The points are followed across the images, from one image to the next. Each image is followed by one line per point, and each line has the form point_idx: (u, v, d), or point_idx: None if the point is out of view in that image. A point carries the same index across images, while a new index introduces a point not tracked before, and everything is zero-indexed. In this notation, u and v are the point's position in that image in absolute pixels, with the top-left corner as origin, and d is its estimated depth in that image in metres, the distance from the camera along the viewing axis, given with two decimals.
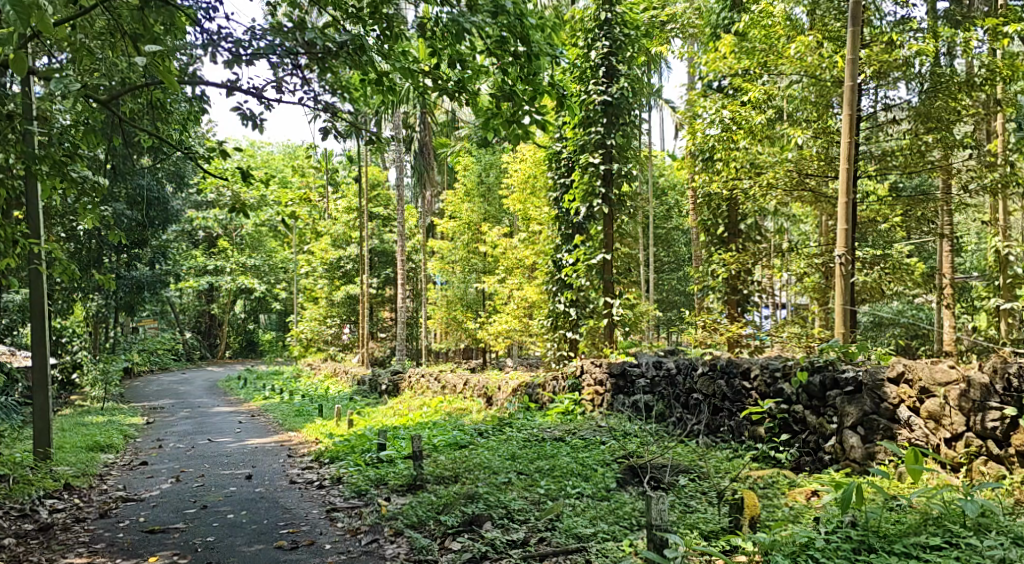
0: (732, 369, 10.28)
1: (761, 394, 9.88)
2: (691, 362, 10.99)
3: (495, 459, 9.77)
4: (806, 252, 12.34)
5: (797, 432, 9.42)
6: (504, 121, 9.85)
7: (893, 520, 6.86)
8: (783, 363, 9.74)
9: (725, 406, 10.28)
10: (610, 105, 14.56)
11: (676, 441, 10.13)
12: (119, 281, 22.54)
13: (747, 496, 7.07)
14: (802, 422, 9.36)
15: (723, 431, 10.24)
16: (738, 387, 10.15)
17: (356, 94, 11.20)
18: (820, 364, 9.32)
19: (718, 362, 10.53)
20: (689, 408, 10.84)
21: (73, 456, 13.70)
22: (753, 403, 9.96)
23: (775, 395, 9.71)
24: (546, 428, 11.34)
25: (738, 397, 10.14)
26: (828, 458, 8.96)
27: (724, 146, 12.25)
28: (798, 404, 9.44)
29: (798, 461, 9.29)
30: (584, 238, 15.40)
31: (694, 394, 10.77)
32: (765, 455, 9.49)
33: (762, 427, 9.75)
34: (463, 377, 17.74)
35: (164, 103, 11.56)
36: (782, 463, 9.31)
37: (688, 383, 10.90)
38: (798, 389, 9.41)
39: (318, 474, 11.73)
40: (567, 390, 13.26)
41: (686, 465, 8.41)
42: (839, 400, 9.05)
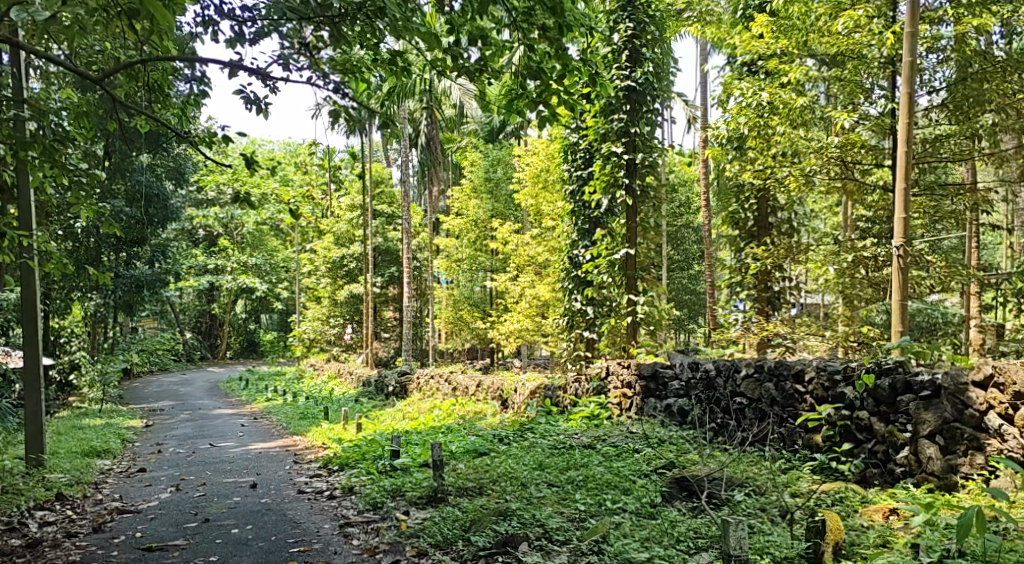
0: (782, 371, 9.57)
1: (817, 399, 9.18)
2: (731, 363, 10.24)
3: (523, 469, 9.03)
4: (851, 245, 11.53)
5: (862, 441, 8.73)
6: (531, 101, 9.13)
7: (1007, 548, 6.25)
8: (842, 365, 9.04)
9: (773, 411, 9.57)
10: (633, 91, 13.83)
11: (720, 449, 9.38)
12: (118, 280, 21.83)
13: (831, 520, 6.40)
14: (867, 430, 8.68)
15: (772, 439, 9.52)
16: (790, 391, 9.46)
17: (368, 76, 10.52)
18: (889, 366, 8.63)
19: (765, 364, 9.80)
20: (730, 413, 10.09)
21: (67, 462, 12.96)
22: (808, 408, 9.26)
23: (835, 400, 9.01)
24: (572, 434, 10.59)
25: (790, 402, 9.44)
26: (900, 471, 8.30)
27: (759, 132, 11.54)
28: (862, 410, 8.76)
29: (864, 474, 8.60)
30: (605, 233, 14.68)
31: (737, 398, 10.02)
32: (823, 467, 8.77)
33: (819, 435, 9.05)
34: (476, 378, 16.96)
35: (161, 86, 10.81)
36: (845, 476, 8.63)
37: (729, 387, 10.15)
38: (863, 394, 8.73)
39: (328, 482, 10.99)
40: (590, 393, 12.49)
41: (738, 477, 7.65)
42: (913, 406, 8.36)
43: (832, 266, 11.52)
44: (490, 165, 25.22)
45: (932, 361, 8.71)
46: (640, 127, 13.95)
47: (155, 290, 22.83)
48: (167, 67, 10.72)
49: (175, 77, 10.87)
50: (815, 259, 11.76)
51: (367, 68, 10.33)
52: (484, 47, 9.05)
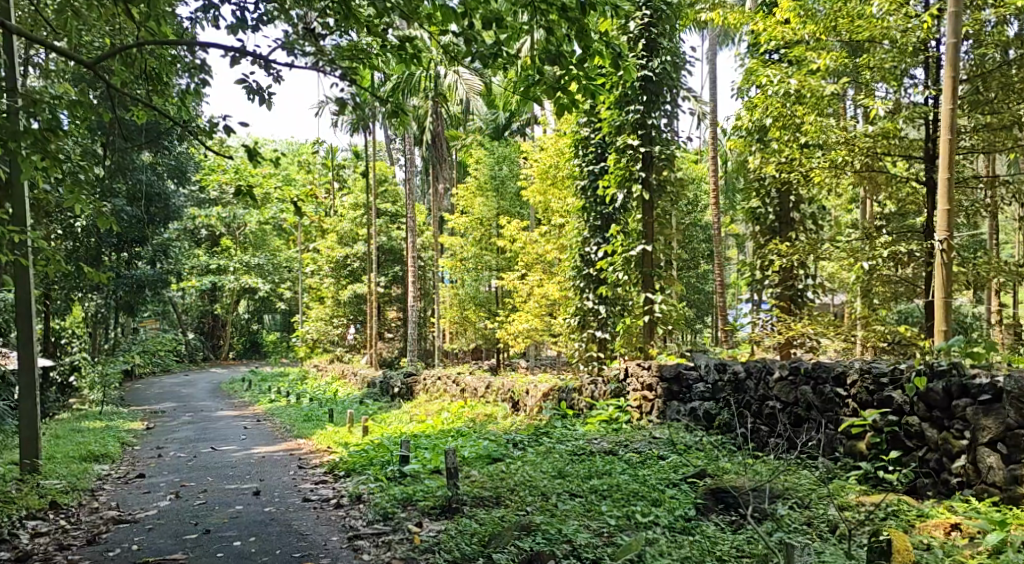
0: (821, 373, 9.05)
1: (861, 403, 8.65)
2: (763, 365, 9.72)
3: (542, 477, 8.51)
4: (887, 240, 10.97)
5: (912, 449, 8.22)
6: (549, 88, 8.65)
7: None
8: (888, 367, 8.51)
9: (811, 416, 9.05)
10: (650, 81, 13.29)
11: (753, 456, 8.85)
12: (118, 280, 21.32)
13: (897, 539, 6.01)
14: (918, 438, 8.17)
15: (810, 446, 9.00)
16: (829, 395, 8.93)
17: (377, 63, 9.98)
18: (942, 369, 8.09)
19: (801, 365, 9.28)
20: (762, 418, 9.56)
21: (64, 467, 12.48)
22: (850, 413, 8.73)
23: (880, 404, 8.49)
24: (592, 438, 10.08)
25: (830, 407, 8.91)
26: (956, 482, 7.81)
27: (786, 121, 11.03)
28: (913, 416, 8.24)
29: (914, 485, 8.09)
30: (621, 229, 14.15)
31: (769, 402, 9.50)
32: (868, 475, 8.24)
33: (863, 442, 8.54)
34: (485, 379, 16.42)
35: (159, 74, 10.30)
36: (895, 486, 8.11)
37: (761, 390, 9.63)
38: (914, 398, 8.20)
39: (334, 490, 10.49)
40: (608, 395, 11.94)
41: (777, 488, 7.15)
42: (970, 412, 7.83)
43: (866, 262, 10.98)
44: (497, 162, 24.64)
45: (987, 362, 8.17)
46: (658, 119, 13.42)
47: (156, 290, 22.34)
48: (166, 55, 10.23)
49: (174, 64, 10.38)
50: (847, 255, 11.21)
51: (374, 55, 9.82)
52: (499, 30, 8.52)
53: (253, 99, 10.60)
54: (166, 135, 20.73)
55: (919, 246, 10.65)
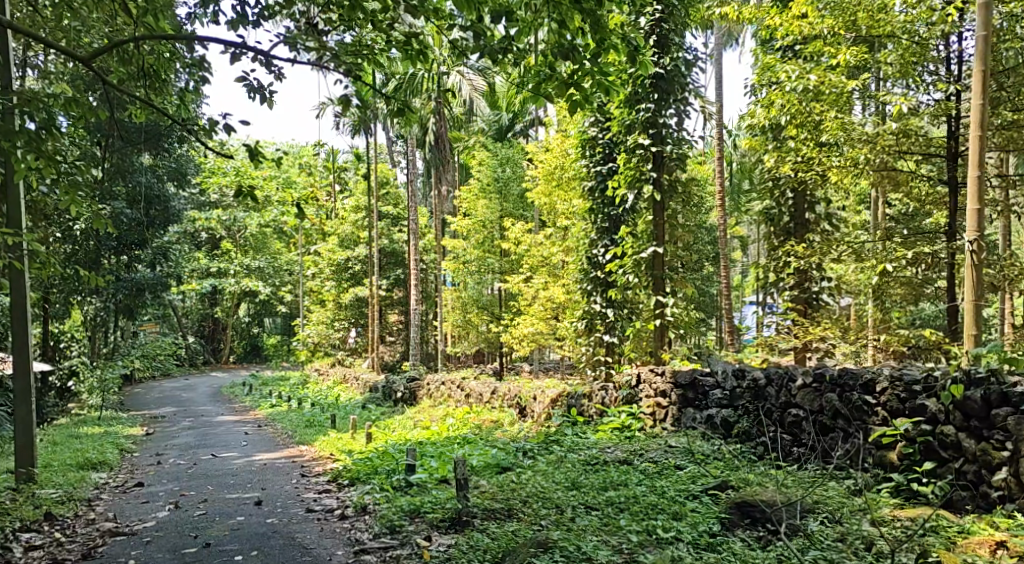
0: (848, 380, 8.73)
1: (891, 412, 8.33)
2: (785, 372, 9.40)
3: (555, 489, 8.19)
4: (911, 242, 10.62)
5: (947, 460, 7.91)
6: (561, 84, 8.37)
7: None
8: (921, 375, 8.21)
9: (837, 425, 8.72)
10: (661, 79, 12.97)
11: (777, 466, 8.52)
12: (118, 283, 21.00)
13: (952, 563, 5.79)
14: (954, 448, 7.86)
15: (836, 456, 8.67)
16: (857, 403, 8.60)
17: (383, 59, 9.65)
18: (979, 376, 7.78)
19: (826, 373, 8.96)
20: (783, 427, 9.24)
21: (60, 476, 12.14)
22: (880, 422, 8.41)
23: (913, 413, 8.18)
24: (605, 447, 9.75)
25: (858, 415, 8.58)
26: (997, 495, 7.49)
27: (804, 119, 10.71)
28: (948, 425, 7.93)
29: (951, 498, 7.77)
30: (630, 231, 13.83)
31: (791, 410, 9.17)
32: (900, 488, 7.93)
33: (894, 452, 8.23)
34: (490, 384, 16.10)
35: (157, 70, 9.98)
36: (929, 499, 7.79)
37: (782, 397, 9.31)
38: (949, 407, 7.89)
39: (339, 500, 10.16)
40: (619, 402, 11.60)
41: (805, 502, 6.84)
42: (1011, 422, 7.52)
43: (890, 263, 10.59)
44: (499, 164, 24.32)
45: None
46: (669, 117, 13.09)
47: (156, 294, 22.00)
48: (165, 51, 9.92)
49: (173, 61, 10.07)
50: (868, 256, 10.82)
51: (381, 51, 9.50)
52: (511, 24, 8.22)
53: (253, 98, 10.29)
54: (166, 136, 20.41)
55: (946, 248, 10.31)
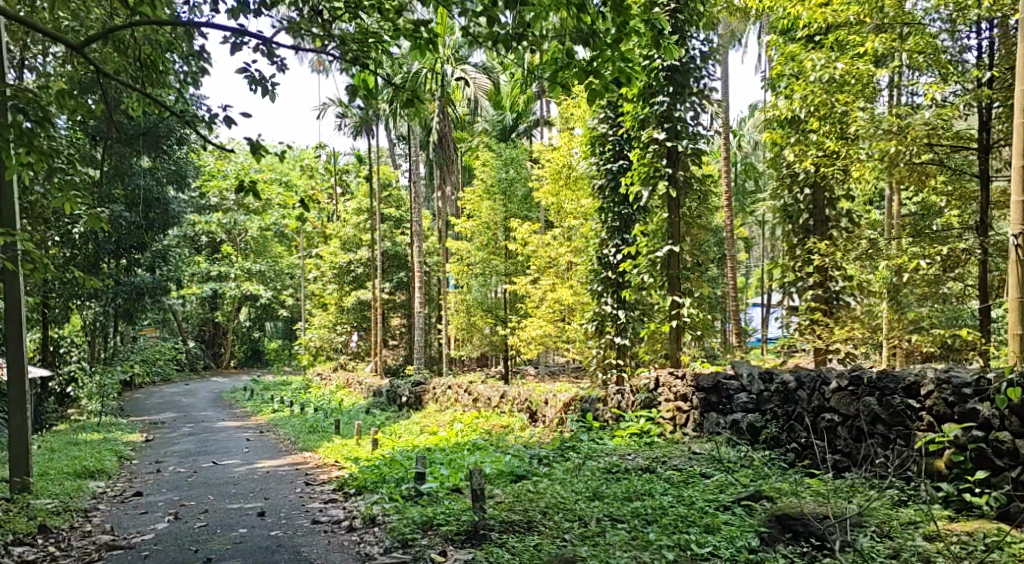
0: (888, 383, 8.32)
1: (938, 417, 7.92)
2: (817, 375, 9.00)
3: (576, 499, 7.76)
4: (946, 236, 10.11)
5: (1003, 468, 7.45)
6: (581, 71, 7.97)
7: None
8: (972, 378, 7.78)
9: (877, 430, 8.30)
10: (676, 71, 12.55)
11: (814, 474, 8.07)
12: (117, 287, 20.54)
13: None
14: (1011, 456, 7.40)
15: (877, 464, 8.21)
16: (900, 407, 8.19)
17: (392, 49, 9.23)
18: None
19: (863, 375, 8.56)
20: (816, 432, 8.81)
21: (56, 485, 11.71)
22: (926, 428, 7.99)
23: (963, 418, 7.75)
24: (625, 453, 9.33)
25: (899, 420, 8.17)
26: None
27: (829, 111, 10.28)
28: (1002, 431, 7.49)
29: (1006, 508, 7.30)
30: (645, 229, 13.40)
31: (825, 415, 8.75)
32: (948, 498, 7.50)
33: (943, 460, 7.78)
34: (498, 388, 15.65)
35: (155, 62, 9.59)
36: (984, 510, 7.31)
37: (814, 401, 8.90)
38: (1003, 411, 7.45)
39: (346, 511, 9.76)
40: (637, 406, 11.15)
41: (848, 514, 6.45)
42: None
43: (924, 259, 9.90)
44: (503, 165, 23.93)
45: None
46: (684, 111, 12.64)
47: (156, 298, 21.58)
48: (164, 42, 9.49)
49: (171, 51, 9.67)
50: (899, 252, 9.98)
51: (389, 40, 9.08)
52: (525, 9, 7.78)
53: (255, 91, 9.99)
54: (166, 138, 19.98)
55: (985, 243, 9.83)
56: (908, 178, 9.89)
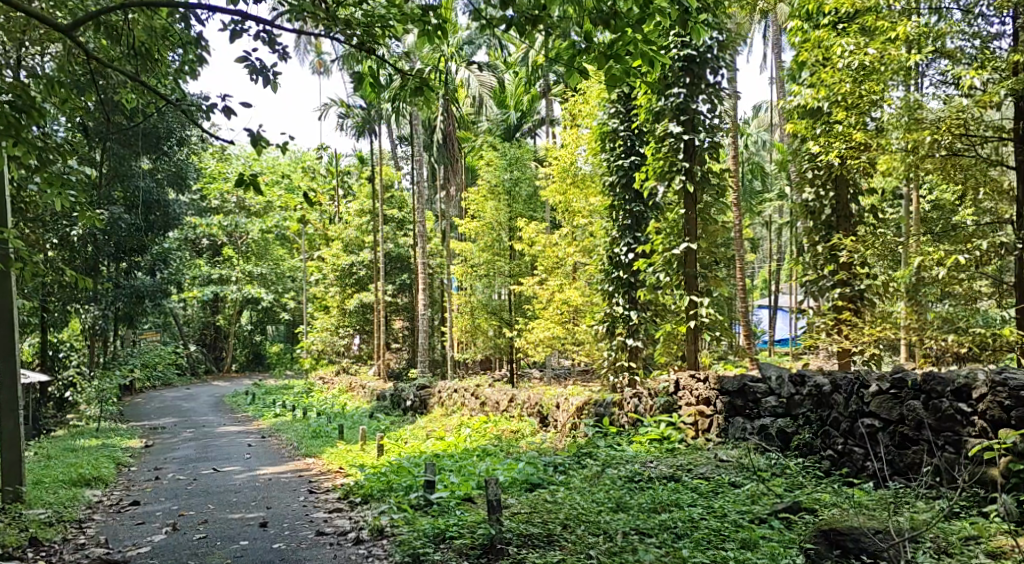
0: (936, 386, 7.86)
1: (991, 422, 7.46)
2: (854, 378, 8.53)
3: (598, 511, 7.29)
4: (985, 232, 9.62)
5: None
6: (599, 56, 7.47)
7: None
8: None
9: (924, 436, 7.83)
10: (694, 62, 12.08)
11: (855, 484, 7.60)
12: (117, 290, 20.10)
13: None
14: None
15: (924, 472, 7.75)
16: (949, 412, 7.73)
17: (399, 35, 8.72)
18: None
19: (907, 378, 8.10)
20: (854, 439, 8.33)
21: (51, 494, 11.25)
22: (977, 434, 7.53)
23: (1019, 424, 7.29)
24: (647, 460, 8.86)
25: (949, 426, 7.72)
26: None
27: (857, 99, 9.84)
28: None
29: None
30: (660, 227, 12.93)
31: (864, 420, 8.27)
32: (1008, 511, 7.02)
33: (997, 468, 7.31)
34: (507, 392, 15.17)
35: (150, 51, 9.14)
36: None
37: (852, 406, 8.43)
38: None
39: (352, 522, 9.30)
40: (656, 410, 10.69)
41: (900, 529, 6.01)
42: None
43: (963, 254, 9.40)
44: (508, 166, 22.78)
45: None
46: (702, 103, 12.14)
47: (156, 302, 21.12)
48: (158, 29, 9.03)
49: (166, 40, 9.22)
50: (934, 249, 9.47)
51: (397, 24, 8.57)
52: None
53: (256, 81, 9.55)
54: (165, 138, 19.54)
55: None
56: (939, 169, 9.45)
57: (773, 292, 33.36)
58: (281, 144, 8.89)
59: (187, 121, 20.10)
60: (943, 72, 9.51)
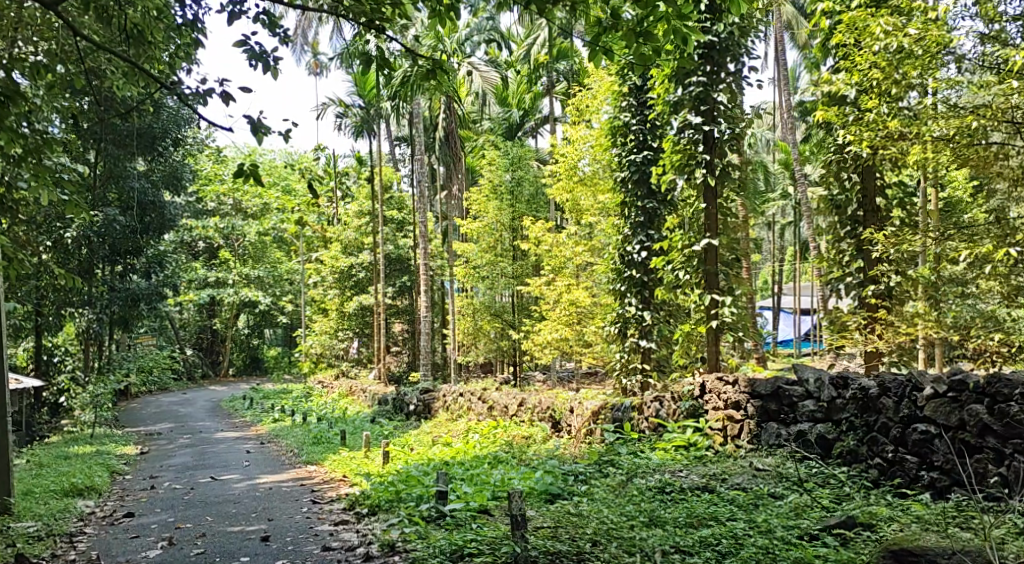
0: (999, 390, 7.51)
1: None
2: (905, 380, 8.18)
3: (629, 526, 6.76)
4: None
5: None
6: (627, 32, 6.96)
7: None
8: None
9: (988, 445, 7.50)
10: (713, 49, 11.60)
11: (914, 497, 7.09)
12: (112, 294, 19.51)
13: None
14: None
15: (989, 483, 7.42)
16: (1014, 418, 7.39)
17: (408, 13, 8.16)
18: None
19: (967, 381, 7.75)
20: (905, 446, 8.00)
21: (42, 505, 10.69)
22: None
23: None
24: (676, 469, 8.37)
25: (1014, 433, 7.39)
26: None
27: (894, 86, 9.37)
28: None
29: None
30: (677, 222, 12.44)
31: (918, 426, 7.93)
32: None
33: None
34: (516, 396, 14.62)
35: (143, 35, 8.60)
36: None
37: (903, 411, 8.08)
38: None
39: (360, 534, 8.76)
40: (680, 415, 10.24)
41: (976, 549, 5.51)
42: None
43: (1009, 246, 8.87)
44: (510, 165, 22.24)
45: None
46: (723, 92, 11.63)
47: (152, 305, 20.54)
48: (151, 11, 8.50)
49: (161, 23, 8.71)
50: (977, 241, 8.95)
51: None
52: None
53: (256, 68, 9.09)
54: (161, 139, 18.94)
55: None
56: (973, 164, 9.12)
57: (775, 292, 32.78)
58: (282, 133, 8.38)
59: (184, 121, 19.51)
60: (984, 54, 9.01)
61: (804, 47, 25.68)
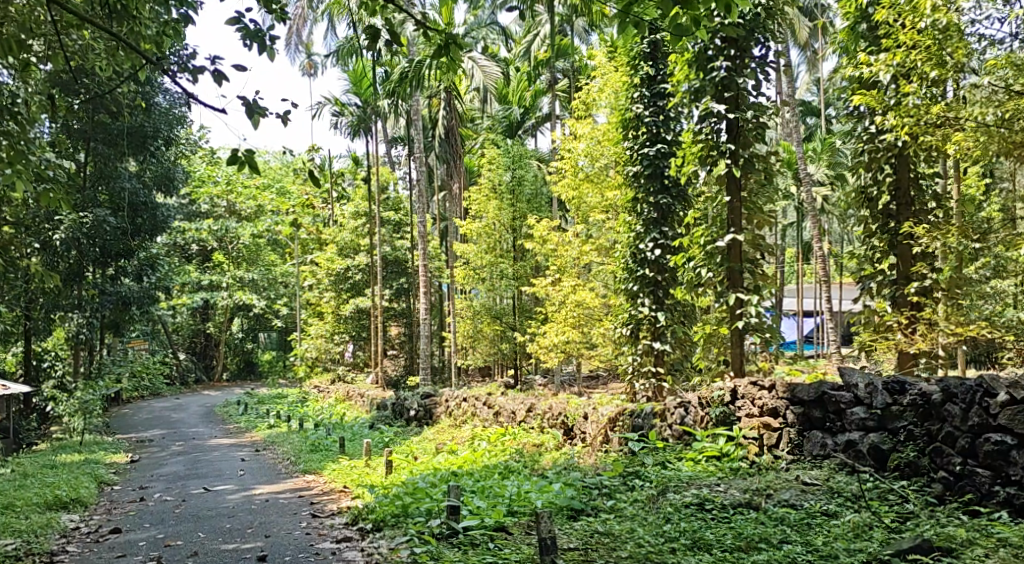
0: None
1: None
2: (974, 385, 7.57)
3: (671, 551, 6.29)
4: None
5: None
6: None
7: None
8: None
9: None
10: (737, 34, 10.91)
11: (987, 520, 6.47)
12: (101, 297, 18.33)
13: None
14: None
15: None
16: None
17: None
18: None
19: None
20: (975, 457, 7.49)
21: (22, 520, 9.96)
22: None
23: None
24: (712, 483, 7.74)
25: None
26: None
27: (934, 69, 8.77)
28: None
29: None
30: (697, 218, 11.78)
31: (990, 436, 7.38)
32: None
33: None
34: (523, 401, 13.89)
35: (129, 11, 7.91)
36: None
37: (973, 419, 7.52)
38: None
39: (365, 554, 8.06)
40: (710, 423, 9.63)
41: None
42: None
43: None
44: (511, 164, 21.54)
45: None
46: (747, 78, 11.00)
47: (145, 309, 19.58)
48: None
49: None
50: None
51: None
52: None
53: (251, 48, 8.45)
54: (153, 138, 18.15)
55: None
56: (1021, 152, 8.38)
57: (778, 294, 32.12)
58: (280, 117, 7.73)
59: (176, 120, 18.77)
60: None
61: (805, 45, 24.74)
